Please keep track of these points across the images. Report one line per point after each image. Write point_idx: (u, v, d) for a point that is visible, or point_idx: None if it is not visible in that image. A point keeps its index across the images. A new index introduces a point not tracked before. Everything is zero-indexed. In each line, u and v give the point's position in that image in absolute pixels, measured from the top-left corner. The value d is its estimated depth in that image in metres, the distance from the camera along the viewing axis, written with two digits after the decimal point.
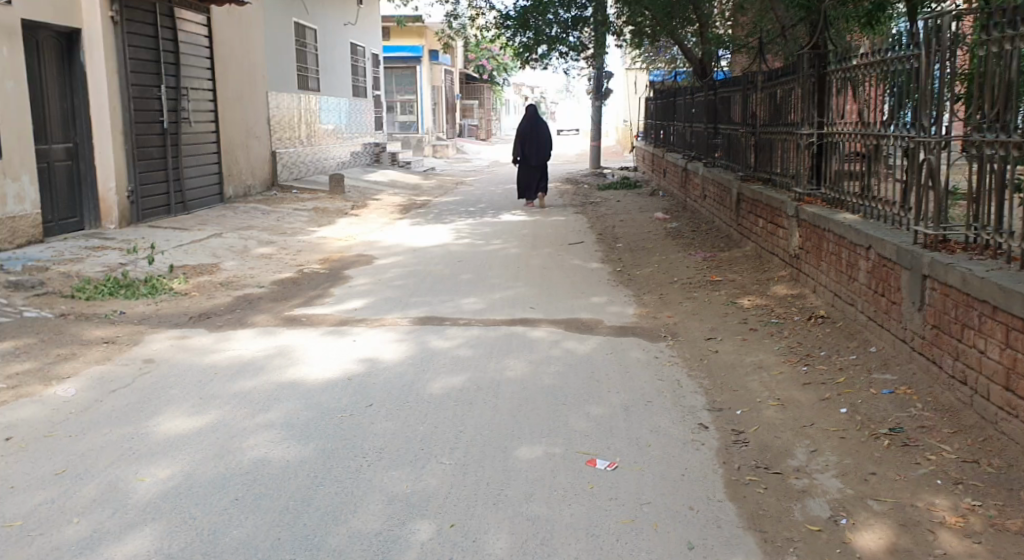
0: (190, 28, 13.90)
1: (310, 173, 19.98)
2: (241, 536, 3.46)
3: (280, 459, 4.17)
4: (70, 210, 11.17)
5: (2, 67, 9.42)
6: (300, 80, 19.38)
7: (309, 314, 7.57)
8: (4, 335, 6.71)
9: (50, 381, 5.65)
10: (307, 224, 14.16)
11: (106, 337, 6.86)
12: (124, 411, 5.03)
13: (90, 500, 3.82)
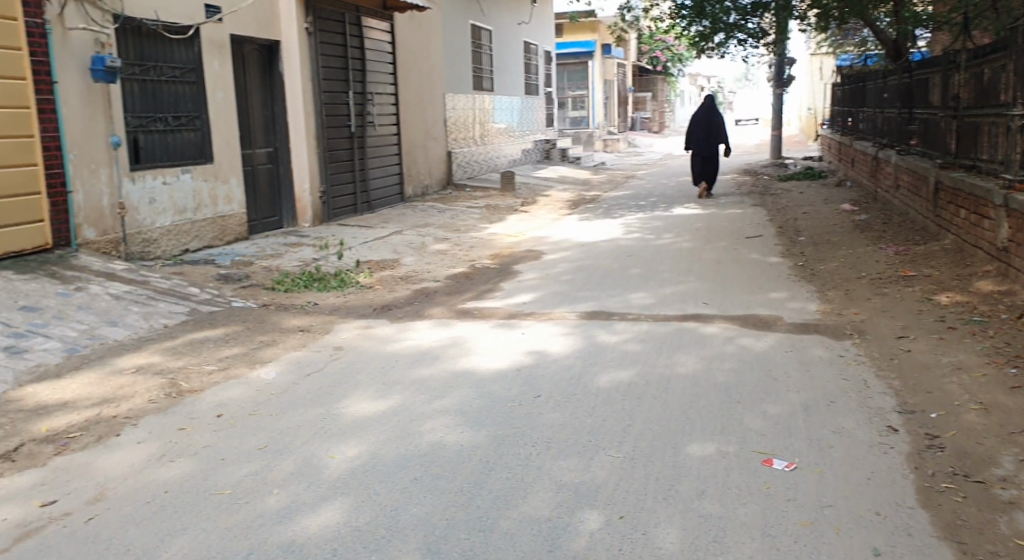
0: (375, 35, 14.61)
1: (483, 171, 20.48)
2: (420, 514, 3.61)
3: (456, 443, 4.32)
4: (271, 210, 12.06)
5: (213, 78, 10.26)
6: (475, 80, 19.90)
7: (482, 307, 7.77)
8: (215, 322, 7.36)
9: (253, 364, 6.15)
10: (479, 221, 14.54)
11: (301, 325, 7.38)
12: (315, 394, 5.38)
13: (287, 474, 4.12)
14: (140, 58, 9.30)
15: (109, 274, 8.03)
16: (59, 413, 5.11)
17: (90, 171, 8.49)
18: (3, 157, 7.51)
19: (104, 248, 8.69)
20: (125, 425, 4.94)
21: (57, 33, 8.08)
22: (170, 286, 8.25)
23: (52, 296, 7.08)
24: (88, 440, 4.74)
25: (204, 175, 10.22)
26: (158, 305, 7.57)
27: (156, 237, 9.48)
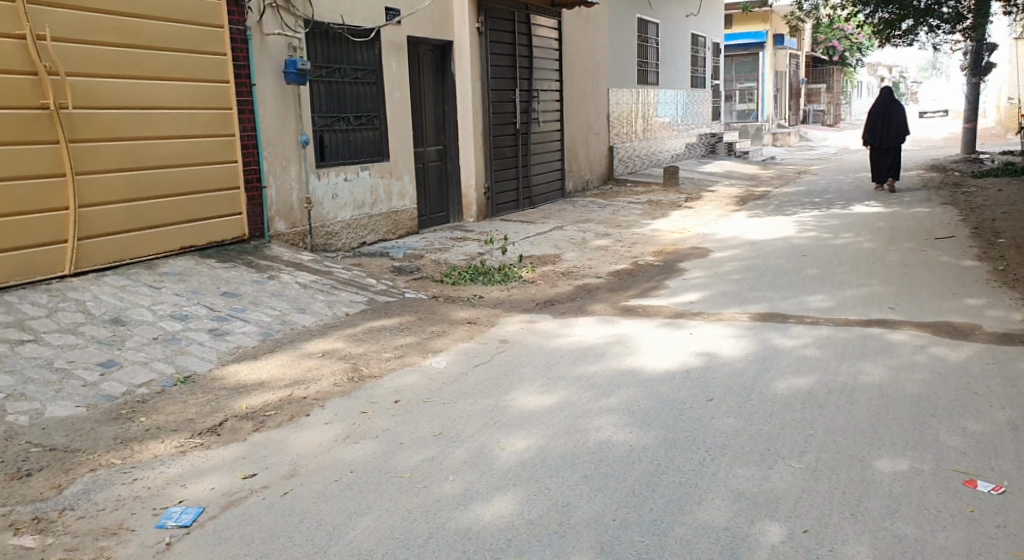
0: (543, 32, 14.76)
1: (645, 167, 20.25)
2: (592, 512, 3.62)
3: (624, 442, 4.30)
4: (438, 205, 12.47)
5: (392, 79, 10.71)
6: (639, 75, 19.69)
7: (646, 305, 7.69)
8: (391, 312, 7.70)
9: (426, 353, 6.38)
10: (642, 217, 14.38)
11: (469, 317, 7.58)
12: (484, 385, 5.52)
13: (461, 461, 4.25)
14: (327, 61, 9.84)
15: (296, 264, 8.57)
16: (256, 391, 5.52)
17: (282, 168, 9.06)
18: (208, 155, 8.17)
19: (292, 240, 9.27)
20: (314, 406, 5.26)
21: (256, 39, 8.68)
22: (351, 276, 8.70)
23: (248, 284, 7.64)
24: (282, 418, 5.08)
25: (380, 172, 10.69)
26: (340, 294, 8.00)
27: (337, 230, 10.01)
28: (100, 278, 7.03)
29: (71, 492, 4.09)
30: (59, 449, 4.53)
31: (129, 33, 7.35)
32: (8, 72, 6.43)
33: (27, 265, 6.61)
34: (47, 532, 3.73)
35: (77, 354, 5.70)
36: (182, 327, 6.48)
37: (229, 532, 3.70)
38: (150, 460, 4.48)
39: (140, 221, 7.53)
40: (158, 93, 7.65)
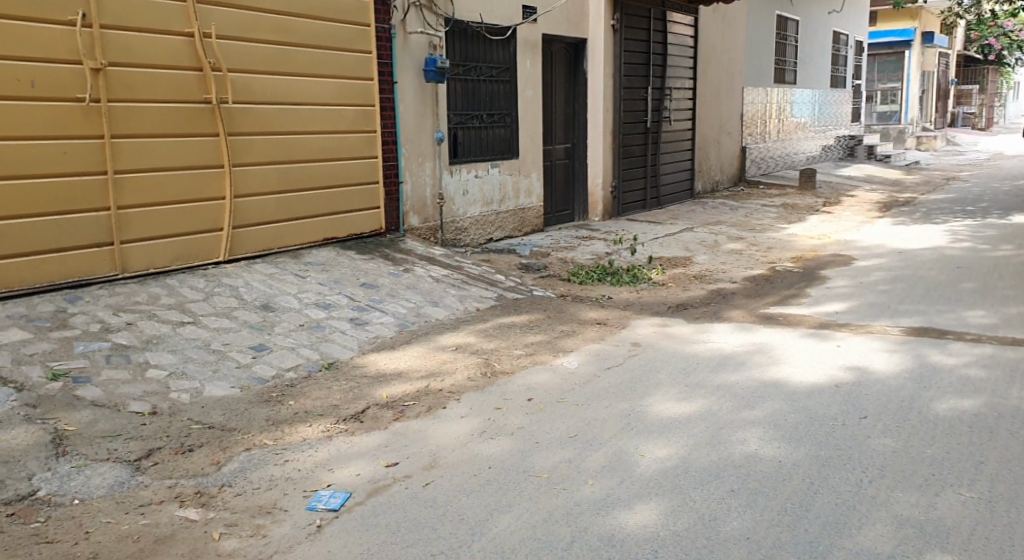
0: (679, 30, 14.50)
1: (779, 168, 19.60)
2: (740, 529, 3.51)
3: (772, 458, 4.15)
4: (563, 203, 12.46)
5: (526, 77, 10.77)
6: (776, 73, 19.04)
7: (786, 314, 7.40)
8: (521, 309, 7.73)
9: (558, 352, 6.37)
10: (776, 221, 13.92)
11: (599, 318, 7.52)
12: (617, 388, 5.45)
13: (600, 465, 4.21)
14: (464, 59, 9.99)
15: (429, 259, 8.73)
16: (395, 381, 5.65)
17: (418, 164, 9.26)
18: (351, 150, 8.42)
19: (424, 235, 9.45)
20: (450, 399, 5.34)
21: (399, 38, 8.90)
22: (480, 272, 8.80)
23: (385, 276, 7.85)
24: (419, 410, 5.18)
25: (510, 170, 10.77)
26: (471, 289, 8.11)
27: (466, 226, 10.15)
28: (250, 265, 7.37)
29: (229, 469, 4.30)
30: (217, 427, 4.78)
31: (285, 31, 7.65)
32: (177, 69, 6.81)
33: (186, 250, 6.98)
34: (208, 506, 3.94)
35: (231, 337, 5.99)
36: (326, 315, 6.72)
37: (376, 519, 3.80)
38: (299, 442, 4.66)
39: (288, 213, 7.84)
40: (309, 89, 7.94)
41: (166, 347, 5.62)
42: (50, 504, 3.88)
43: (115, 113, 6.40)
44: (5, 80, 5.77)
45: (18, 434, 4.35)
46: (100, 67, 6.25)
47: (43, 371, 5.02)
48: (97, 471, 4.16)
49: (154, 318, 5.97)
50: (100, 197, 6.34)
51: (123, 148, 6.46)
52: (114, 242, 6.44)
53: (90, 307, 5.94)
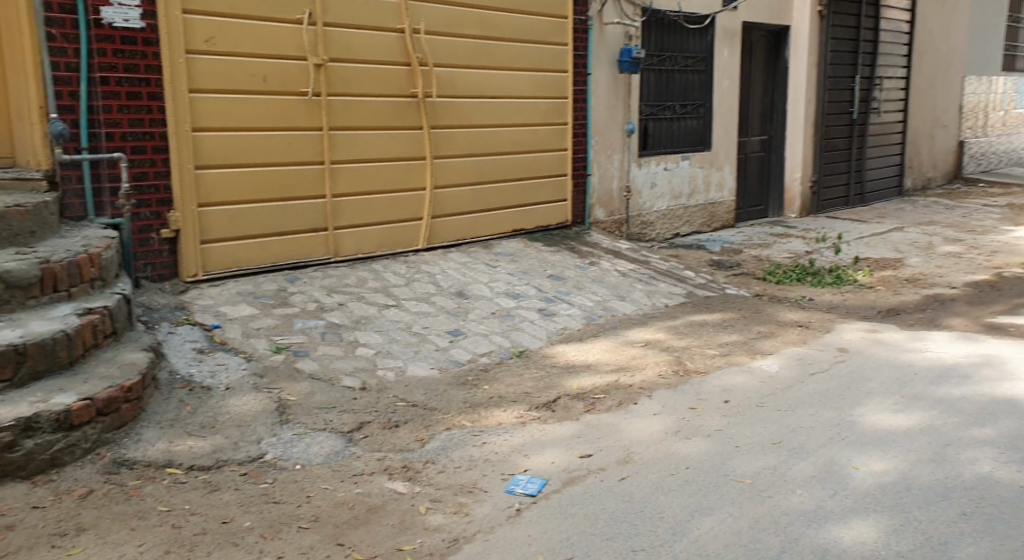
0: (893, 15, 13.51)
1: (1002, 165, 17.90)
2: (977, 555, 3.23)
3: (1009, 481, 3.79)
4: (757, 198, 11.98)
5: (721, 67, 10.45)
6: (1005, 60, 17.36)
7: (1016, 325, 6.73)
8: (714, 307, 7.51)
9: (754, 354, 6.12)
10: (1000, 222, 12.70)
11: (799, 320, 7.17)
12: (822, 395, 5.16)
13: (809, 475, 4.00)
14: (659, 50, 9.80)
15: (617, 251, 8.64)
16: (585, 373, 5.64)
17: (607, 157, 9.18)
18: (546, 143, 8.40)
19: (611, 228, 9.37)
20: (641, 395, 5.27)
21: (595, 30, 8.84)
22: (669, 267, 8.62)
23: (572, 268, 7.82)
24: (611, 403, 5.15)
25: (702, 162, 10.47)
26: (660, 284, 7.96)
27: (653, 220, 9.97)
28: (445, 250, 7.54)
29: (431, 446, 4.47)
30: (419, 406, 4.97)
31: (487, 26, 7.68)
32: (388, 64, 6.91)
33: (390, 238, 7.12)
34: (414, 480, 4.12)
35: (431, 321, 6.18)
36: (516, 305, 6.77)
37: (573, 508, 3.82)
38: (495, 426, 4.76)
39: (486, 203, 7.89)
40: (510, 81, 7.95)
41: (373, 328, 5.89)
42: (276, 467, 4.18)
43: (335, 106, 6.57)
44: (242, 75, 6.02)
45: (248, 401, 4.73)
46: (322, 63, 6.42)
47: (267, 343, 5.40)
48: (315, 440, 4.45)
49: (361, 300, 6.24)
50: (317, 186, 6.54)
51: (339, 140, 6.63)
52: (328, 228, 6.64)
53: (307, 285, 6.27)
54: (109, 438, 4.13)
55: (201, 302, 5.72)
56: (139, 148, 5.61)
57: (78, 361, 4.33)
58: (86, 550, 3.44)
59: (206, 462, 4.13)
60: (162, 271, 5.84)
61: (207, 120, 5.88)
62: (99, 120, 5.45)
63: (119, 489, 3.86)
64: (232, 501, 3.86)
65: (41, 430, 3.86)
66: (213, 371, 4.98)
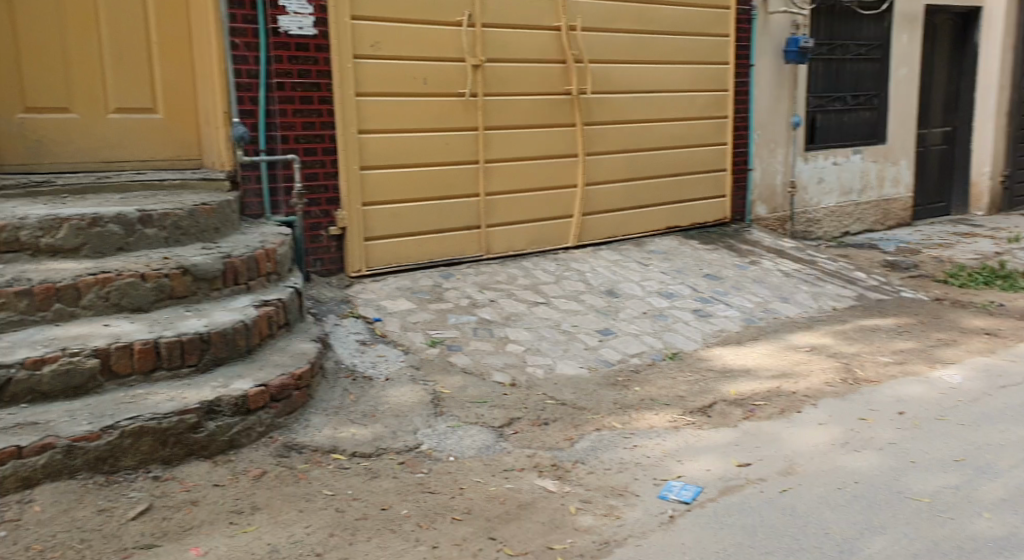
0: None
1: None
2: None
3: None
4: (938, 194, 11.15)
5: (899, 54, 9.81)
6: None
7: None
8: (887, 312, 7.05)
9: (933, 363, 5.69)
10: None
11: (986, 327, 6.61)
12: (1013, 412, 4.73)
13: (998, 499, 3.69)
14: (830, 38, 9.31)
15: (780, 250, 8.28)
16: (744, 378, 5.44)
17: (769, 151, 8.81)
18: (705, 137, 8.15)
19: (772, 226, 8.99)
20: (805, 403, 5.02)
21: (760, 20, 8.49)
22: (837, 268, 8.16)
23: (730, 267, 7.54)
24: (772, 410, 4.94)
25: (874, 156, 9.86)
26: (826, 285, 7.56)
27: (819, 217, 9.46)
28: (598, 247, 7.47)
29: (581, 446, 4.44)
30: (569, 405, 4.95)
31: (646, 19, 7.51)
32: (544, 63, 6.92)
33: (544, 235, 7.13)
34: (564, 480, 4.11)
35: (580, 319, 6.10)
36: (669, 304, 6.59)
37: (729, 518, 3.69)
38: (647, 430, 4.67)
39: (642, 200, 7.75)
40: (670, 76, 7.76)
41: (522, 324, 5.89)
42: (431, 458, 4.29)
43: (491, 105, 6.66)
44: (404, 78, 6.20)
45: (405, 392, 4.88)
46: (480, 64, 6.52)
47: (424, 337, 5.55)
48: (468, 433, 4.53)
49: (512, 296, 6.26)
50: (473, 185, 6.65)
51: (494, 139, 6.71)
52: (481, 225, 6.73)
53: (460, 282, 6.36)
54: (281, 423, 4.37)
55: (364, 297, 5.94)
56: (311, 150, 5.90)
57: (255, 349, 4.61)
58: (259, 528, 3.65)
59: (367, 449, 4.29)
60: (329, 266, 6.13)
61: (371, 123, 6.10)
62: (276, 123, 5.76)
63: (289, 472, 4.07)
64: (391, 488, 3.99)
65: (222, 413, 4.13)
66: (374, 362, 5.17)
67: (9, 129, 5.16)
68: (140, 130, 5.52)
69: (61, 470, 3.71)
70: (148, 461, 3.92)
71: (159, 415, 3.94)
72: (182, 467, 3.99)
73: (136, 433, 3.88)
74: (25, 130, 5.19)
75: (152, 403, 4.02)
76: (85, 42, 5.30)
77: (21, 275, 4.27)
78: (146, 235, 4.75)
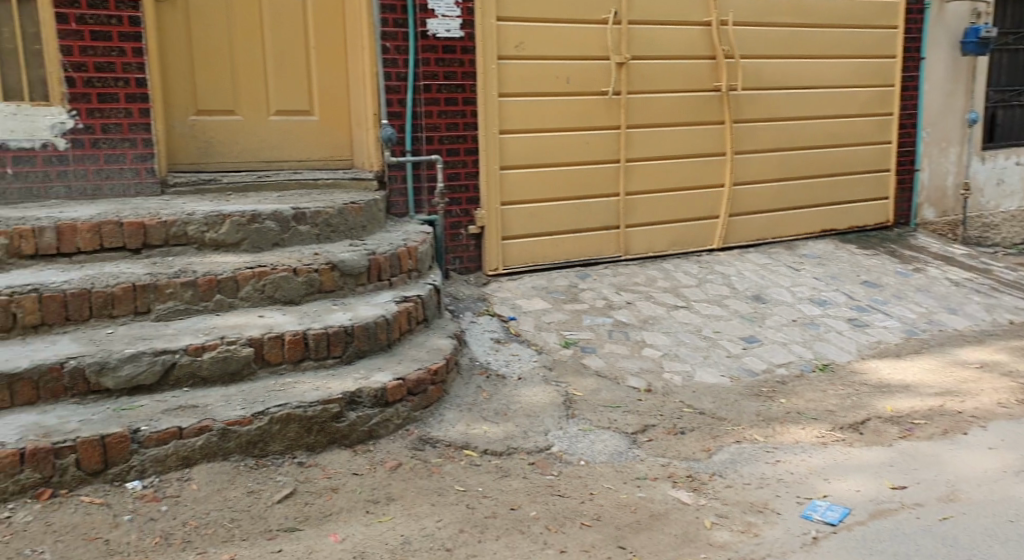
0: None
1: None
2: None
3: None
4: None
5: None
6: None
7: None
8: None
9: None
10: None
11: None
12: None
13: None
14: (1016, 26, 8.54)
15: (949, 257, 7.67)
16: (902, 395, 5.07)
17: (940, 150, 8.18)
18: (866, 135, 7.66)
19: (942, 230, 8.33)
20: (972, 425, 4.62)
21: (934, 8, 7.88)
22: (1016, 278, 7.47)
23: (891, 274, 7.06)
24: (934, 430, 4.57)
25: None
26: (1003, 297, 6.93)
27: (997, 222, 8.69)
28: (745, 250, 7.18)
29: (719, 458, 4.28)
30: (707, 414, 4.78)
31: (805, 12, 7.14)
32: (692, 59, 6.72)
33: (687, 237, 6.93)
34: (700, 492, 3.97)
35: (723, 325, 5.88)
36: (820, 312, 6.24)
37: (881, 545, 3.46)
38: (791, 444, 4.43)
39: (794, 201, 7.39)
40: (829, 71, 7.35)
41: (661, 328, 5.74)
42: (562, 460, 4.25)
43: (635, 104, 6.54)
44: (548, 77, 6.19)
45: (538, 392, 4.87)
46: (625, 61, 6.41)
47: (558, 338, 5.52)
48: (600, 438, 4.46)
49: (651, 299, 6.12)
50: (614, 184, 6.55)
51: (637, 138, 6.58)
52: (621, 225, 6.63)
53: (598, 283, 6.28)
54: (417, 416, 4.47)
55: (501, 295, 5.98)
56: (454, 150, 6.00)
57: (394, 343, 4.74)
58: (394, 519, 3.74)
59: (499, 447, 4.31)
60: (468, 264, 6.21)
61: (513, 123, 6.13)
62: (421, 124, 5.89)
63: (423, 465, 4.16)
64: (521, 489, 3.99)
65: (362, 404, 4.27)
66: (508, 361, 5.20)
67: (183, 131, 5.50)
68: (298, 131, 5.80)
69: (216, 452, 3.93)
70: (294, 446, 4.10)
71: (305, 404, 4.11)
72: (325, 455, 4.15)
73: (284, 420, 4.06)
74: (196, 130, 5.53)
75: (299, 392, 4.20)
76: (250, 48, 5.61)
77: (187, 267, 4.55)
78: (299, 232, 4.98)
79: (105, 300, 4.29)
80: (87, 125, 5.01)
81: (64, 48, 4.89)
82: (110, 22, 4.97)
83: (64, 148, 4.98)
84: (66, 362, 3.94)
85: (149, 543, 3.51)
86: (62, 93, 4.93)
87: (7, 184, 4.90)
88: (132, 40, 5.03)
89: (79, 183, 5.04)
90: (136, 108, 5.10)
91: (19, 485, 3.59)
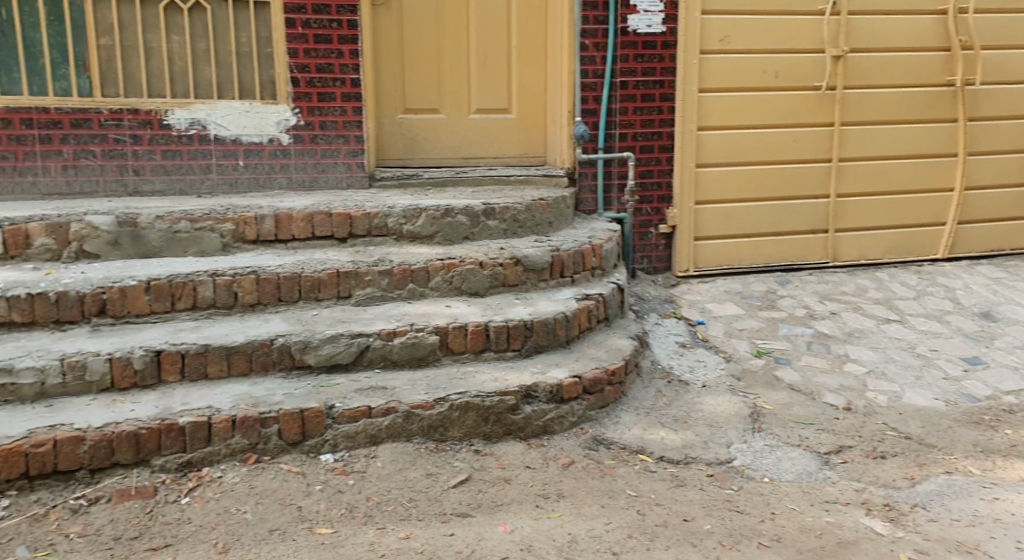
0: None
1: None
2: None
3: None
4: None
5: None
6: None
7: None
8: None
9: None
10: None
11: None
12: None
13: None
14: None
15: None
16: None
17: None
18: None
19: None
20: None
21: None
22: None
23: None
24: None
25: None
26: None
27: None
28: (976, 262, 6.45)
29: (924, 489, 3.86)
30: (914, 439, 4.33)
31: None
32: (923, 50, 6.13)
33: (906, 244, 6.34)
34: (898, 523, 3.59)
35: (943, 344, 5.31)
36: None
37: None
38: (1014, 482, 3.92)
39: None
40: None
41: (868, 343, 5.28)
42: (743, 475, 4.02)
43: (851, 100, 6.07)
44: (754, 72, 5.90)
45: (723, 402, 4.64)
46: (842, 55, 5.97)
47: (750, 346, 5.23)
48: (788, 455, 4.18)
49: (860, 311, 5.65)
50: (823, 186, 6.12)
51: (852, 137, 6.11)
52: (829, 230, 6.18)
53: (799, 291, 5.89)
54: (593, 415, 4.41)
55: (691, 298, 5.78)
56: (648, 147, 5.88)
57: (574, 340, 4.71)
58: (563, 516, 3.71)
59: (675, 455, 4.15)
60: (659, 264, 6.06)
61: (714, 120, 5.90)
62: (616, 121, 5.81)
63: (596, 465, 4.09)
64: (696, 500, 3.81)
65: (538, 399, 4.27)
66: (693, 367, 5.00)
67: (392, 128, 5.80)
68: (497, 129, 5.94)
69: (401, 433, 4.09)
70: (472, 435, 4.18)
71: (483, 394, 4.18)
72: (501, 445, 4.20)
73: (463, 407, 4.15)
74: (404, 128, 5.81)
75: (479, 381, 4.28)
76: (456, 48, 5.81)
77: (385, 257, 4.78)
78: (488, 227, 5.09)
79: (312, 284, 4.59)
80: (308, 122, 5.41)
81: (291, 51, 5.32)
82: (332, 26, 5.34)
83: (288, 143, 5.41)
84: (275, 339, 4.25)
85: (335, 513, 3.71)
86: (287, 93, 5.36)
87: (239, 175, 5.40)
88: (349, 42, 5.38)
89: (299, 175, 5.46)
90: (351, 106, 5.45)
91: (230, 448, 3.91)
